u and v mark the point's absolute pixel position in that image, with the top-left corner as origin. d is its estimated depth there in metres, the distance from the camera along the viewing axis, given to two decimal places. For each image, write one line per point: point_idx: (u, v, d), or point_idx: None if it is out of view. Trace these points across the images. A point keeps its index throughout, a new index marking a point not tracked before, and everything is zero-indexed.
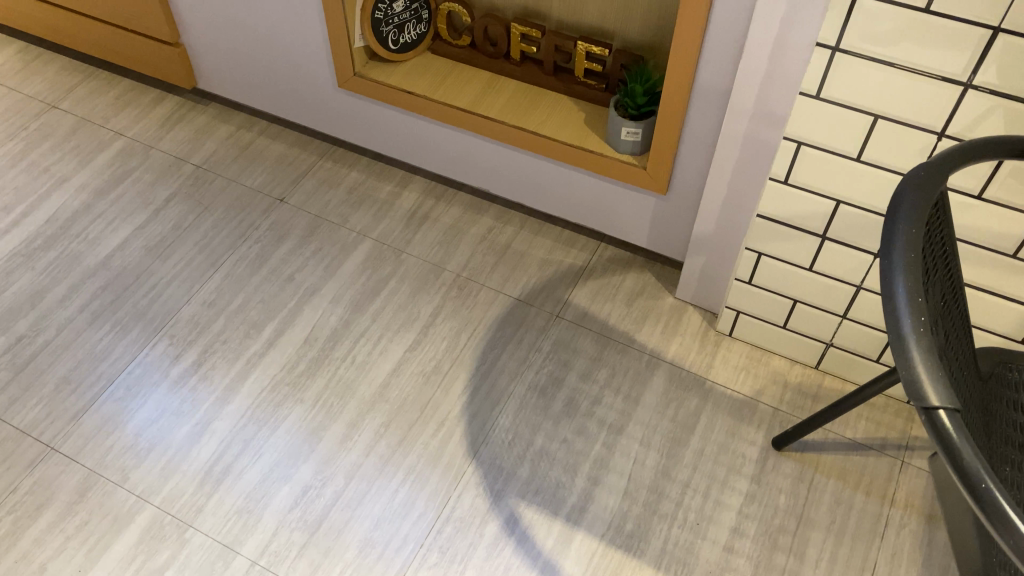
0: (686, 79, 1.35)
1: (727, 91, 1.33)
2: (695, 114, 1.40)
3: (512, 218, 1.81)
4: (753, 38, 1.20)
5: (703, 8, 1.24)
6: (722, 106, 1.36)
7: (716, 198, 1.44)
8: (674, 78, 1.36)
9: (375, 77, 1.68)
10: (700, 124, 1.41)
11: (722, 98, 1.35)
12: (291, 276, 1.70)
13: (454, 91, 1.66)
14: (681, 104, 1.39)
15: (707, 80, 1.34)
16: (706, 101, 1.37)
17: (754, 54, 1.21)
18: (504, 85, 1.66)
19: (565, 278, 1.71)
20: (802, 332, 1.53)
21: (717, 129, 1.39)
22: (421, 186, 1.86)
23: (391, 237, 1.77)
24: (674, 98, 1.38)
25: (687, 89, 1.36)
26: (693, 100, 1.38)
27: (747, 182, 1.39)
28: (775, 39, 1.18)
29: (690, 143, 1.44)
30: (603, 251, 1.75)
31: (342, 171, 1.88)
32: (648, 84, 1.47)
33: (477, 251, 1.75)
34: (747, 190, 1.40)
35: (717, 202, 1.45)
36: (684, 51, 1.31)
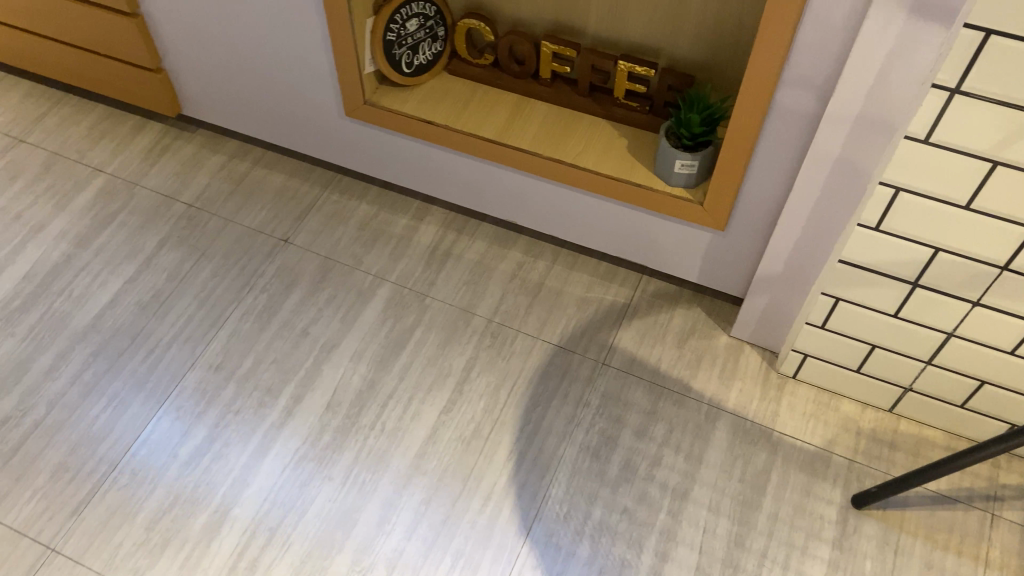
0: (762, 106, 1.19)
1: (809, 120, 1.18)
2: (767, 144, 1.25)
3: (543, 251, 1.65)
4: (852, 64, 1.05)
5: (788, 29, 1.09)
6: (801, 136, 1.21)
7: (787, 235, 1.30)
8: (747, 105, 1.21)
9: (389, 104, 1.50)
10: (772, 155, 1.26)
11: (803, 127, 1.20)
12: (304, 329, 1.54)
13: (481, 116, 1.48)
14: (754, 133, 1.24)
15: (783, 107, 1.19)
16: (781, 131, 1.22)
17: (852, 82, 1.07)
18: (535, 109, 1.49)
19: (608, 318, 1.56)
20: (877, 377, 1.39)
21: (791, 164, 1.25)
22: (440, 218, 1.69)
23: (412, 279, 1.60)
24: (745, 126, 1.23)
25: (760, 117, 1.21)
26: (766, 133, 1.23)
27: (828, 220, 1.25)
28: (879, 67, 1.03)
29: (758, 178, 1.30)
30: (646, 285, 1.61)
31: (351, 204, 1.70)
32: (706, 112, 1.31)
33: (508, 291, 1.59)
34: (826, 228, 1.26)
35: (788, 240, 1.31)
36: (762, 74, 1.16)
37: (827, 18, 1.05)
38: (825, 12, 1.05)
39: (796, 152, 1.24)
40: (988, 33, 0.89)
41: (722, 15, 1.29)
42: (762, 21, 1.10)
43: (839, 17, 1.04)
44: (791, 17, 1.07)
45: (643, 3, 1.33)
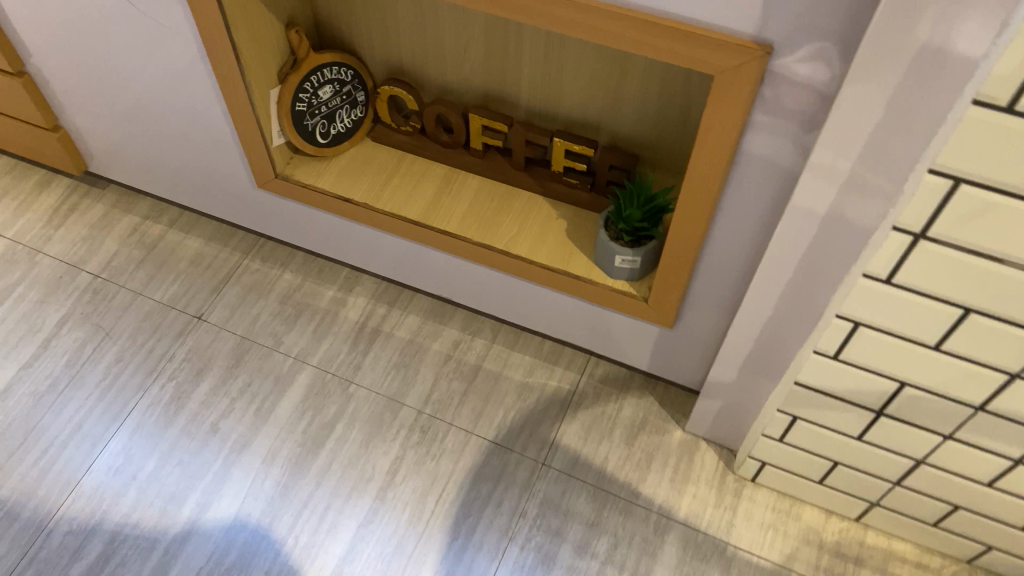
0: (702, 223, 1.04)
1: (758, 238, 1.03)
2: (713, 255, 1.10)
3: (481, 328, 1.50)
4: (794, 205, 0.89)
5: (725, 153, 0.93)
6: (751, 252, 1.06)
7: (740, 347, 1.15)
8: (686, 221, 1.05)
9: (304, 180, 1.35)
10: (719, 265, 1.11)
11: (752, 244, 1.04)
12: (215, 424, 1.40)
13: (406, 194, 1.33)
14: (696, 246, 1.08)
15: (726, 223, 1.03)
16: (726, 245, 1.07)
17: (798, 221, 0.91)
18: (466, 184, 1.34)
19: (550, 409, 1.41)
20: (842, 490, 1.26)
21: (741, 271, 1.09)
22: (371, 288, 1.54)
23: (336, 363, 1.45)
24: (686, 240, 1.07)
25: (701, 233, 1.05)
26: (710, 241, 1.07)
27: (782, 341, 1.10)
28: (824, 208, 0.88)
29: (706, 280, 1.14)
30: (594, 368, 1.46)
31: (273, 273, 1.55)
32: (649, 206, 1.15)
33: (442, 376, 1.44)
34: (781, 347, 1.11)
35: (743, 351, 1.16)
36: (698, 195, 1.00)
37: (769, 142, 0.89)
38: (765, 138, 0.89)
39: (746, 265, 1.08)
40: (957, 181, 0.74)
41: (665, 96, 1.13)
42: (695, 143, 0.94)
43: (780, 142, 0.89)
44: (728, 140, 0.91)
45: (578, 78, 1.17)
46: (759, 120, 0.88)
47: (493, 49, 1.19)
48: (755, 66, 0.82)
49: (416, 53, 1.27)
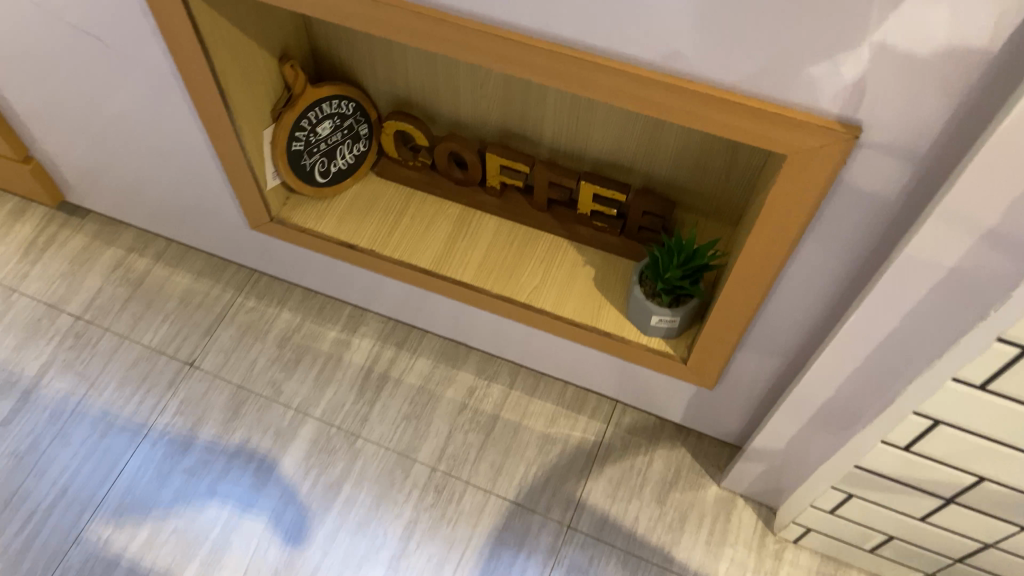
0: (758, 295, 0.92)
1: (824, 310, 0.91)
2: (767, 323, 0.98)
3: (497, 372, 1.39)
4: (874, 295, 0.78)
5: (794, 231, 0.81)
6: (813, 322, 0.94)
7: (791, 417, 1.05)
8: (739, 292, 0.93)
9: (303, 223, 1.22)
10: (772, 331, 0.99)
11: (816, 315, 0.93)
12: (211, 486, 1.29)
13: (416, 239, 1.20)
14: (748, 315, 0.97)
15: (785, 294, 0.92)
16: (782, 314, 0.95)
17: (878, 311, 0.79)
18: (483, 226, 1.21)
19: (575, 463, 1.31)
20: (895, 560, 1.16)
21: (797, 339, 0.98)
22: (377, 328, 1.43)
23: (341, 415, 1.35)
24: (737, 308, 0.96)
25: (754, 304, 0.94)
26: (764, 310, 0.96)
27: (841, 418, 0.99)
28: (910, 304, 0.76)
29: (756, 345, 1.03)
30: (620, 416, 1.36)
31: (270, 312, 1.44)
32: (689, 265, 1.03)
33: (457, 427, 1.34)
34: (839, 422, 1.00)
35: (794, 421, 1.05)
36: (755, 269, 0.88)
37: (847, 221, 0.78)
38: (843, 217, 0.77)
39: (805, 333, 0.97)
40: None
41: (709, 142, 1.01)
42: (757, 218, 0.82)
43: (859, 222, 0.77)
44: (798, 218, 0.79)
45: (610, 120, 1.04)
46: (835, 200, 0.76)
47: (514, 85, 1.06)
48: (839, 149, 0.70)
49: (425, 86, 1.13)
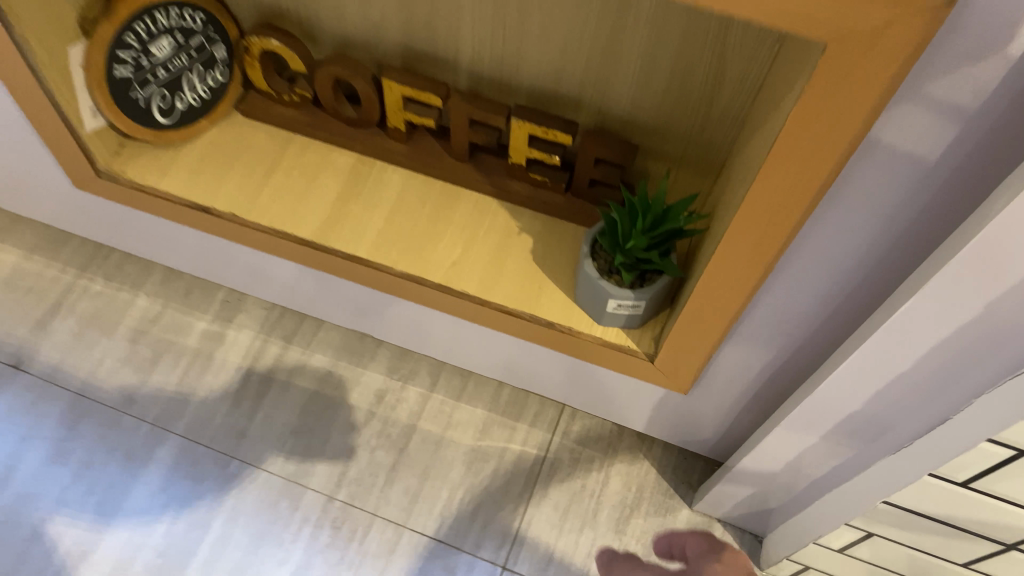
0: (760, 273, 0.64)
1: (850, 291, 0.64)
2: (769, 306, 0.71)
3: (413, 370, 1.10)
4: (946, 276, 0.50)
5: (821, 175, 0.53)
6: (833, 306, 0.67)
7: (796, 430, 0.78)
8: (730, 268, 0.66)
9: (141, 180, 0.91)
10: (775, 317, 0.72)
11: (838, 298, 0.66)
12: (36, 529, 0.98)
13: (295, 200, 0.90)
14: (742, 300, 0.69)
15: (799, 269, 0.64)
16: (790, 298, 0.68)
17: (949, 294, 0.52)
18: (385, 182, 0.91)
19: (511, 486, 1.03)
20: None
21: (807, 330, 0.72)
22: (260, 316, 1.12)
23: (211, 430, 1.05)
24: (727, 290, 0.68)
25: (753, 286, 0.67)
26: (765, 292, 0.69)
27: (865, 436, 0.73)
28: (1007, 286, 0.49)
29: (749, 336, 0.76)
30: (567, 423, 1.08)
31: (121, 298, 1.12)
32: (660, 230, 0.75)
33: (361, 443, 1.05)
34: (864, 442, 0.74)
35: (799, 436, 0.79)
36: (757, 235, 0.60)
37: (903, 157, 0.50)
38: (904, 155, 0.50)
39: (819, 321, 0.70)
40: None
41: (684, 59, 0.72)
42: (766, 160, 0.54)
43: (922, 158, 0.50)
44: (831, 153, 0.51)
45: (547, 31, 0.75)
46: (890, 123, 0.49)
47: None
48: (916, 34, 0.42)
49: None
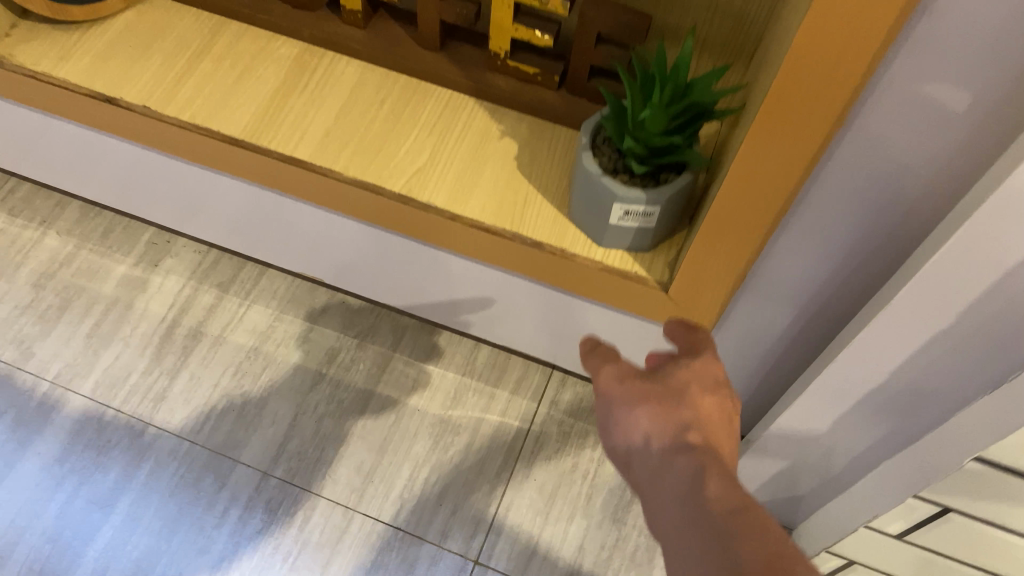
0: (818, 143, 0.46)
1: (916, 179, 0.49)
2: (807, 209, 0.55)
3: (374, 326, 0.92)
4: None
5: None
6: (887, 207, 0.52)
7: (835, 389, 0.59)
8: (775, 140, 0.48)
9: (34, 65, 0.73)
10: (812, 227, 0.56)
11: (930, 169, 0.47)
12: None
13: (223, 94, 0.73)
14: (787, 192, 0.51)
15: (852, 145, 0.48)
16: (862, 173, 0.50)
17: None
18: (337, 75, 0.75)
19: (487, 464, 0.85)
20: None
21: (881, 224, 0.53)
22: (192, 260, 0.95)
23: (123, 391, 0.86)
24: (769, 174, 0.50)
25: (805, 167, 0.49)
26: (826, 165, 0.50)
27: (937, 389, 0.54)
28: None
29: (801, 240, 0.58)
30: (556, 391, 0.90)
31: (27, 236, 0.94)
32: (680, 102, 0.57)
33: (306, 409, 0.86)
34: (925, 401, 0.55)
35: (838, 396, 0.60)
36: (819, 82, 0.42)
37: None
38: None
39: (871, 229, 0.54)
40: None
41: None
42: None
43: None
44: None
45: None
46: None
47: None
48: None
49: None
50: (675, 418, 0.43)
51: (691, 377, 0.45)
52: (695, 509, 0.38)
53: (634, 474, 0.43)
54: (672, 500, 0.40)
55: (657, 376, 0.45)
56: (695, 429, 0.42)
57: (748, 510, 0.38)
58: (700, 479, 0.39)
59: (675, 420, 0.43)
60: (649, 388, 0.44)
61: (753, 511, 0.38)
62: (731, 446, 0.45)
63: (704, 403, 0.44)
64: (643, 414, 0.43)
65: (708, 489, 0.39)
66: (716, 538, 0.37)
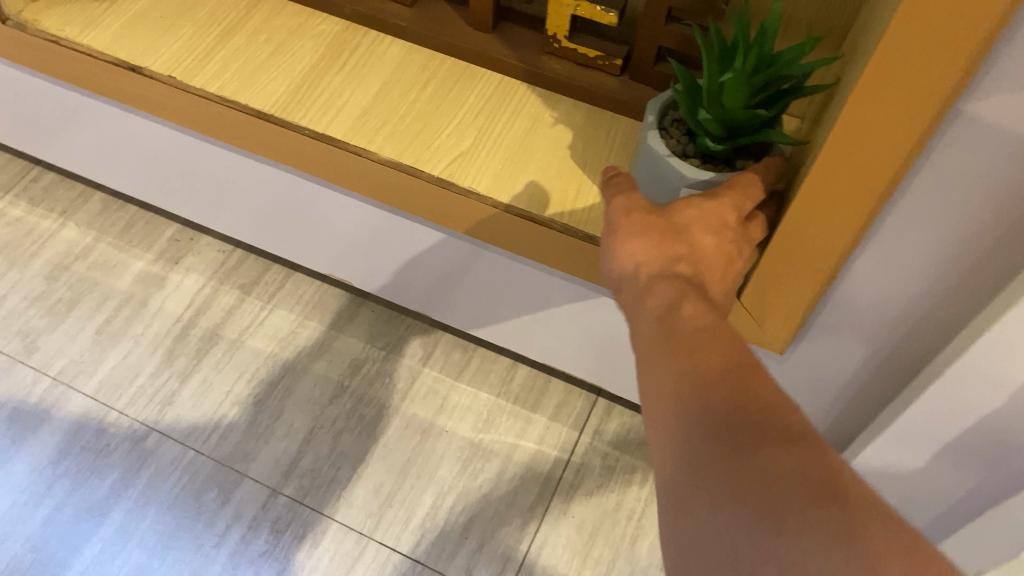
0: (943, 98, 0.37)
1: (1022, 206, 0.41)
2: (881, 242, 0.48)
3: (403, 339, 0.85)
4: None
5: None
6: (984, 240, 0.44)
7: (937, 419, 0.49)
8: (886, 99, 0.38)
9: (57, 31, 0.68)
10: (887, 265, 0.49)
11: None
12: None
13: (254, 68, 0.67)
14: (897, 170, 0.42)
15: (948, 158, 0.41)
16: (972, 167, 0.41)
17: None
18: (379, 55, 0.69)
19: (520, 496, 0.76)
20: None
21: (984, 240, 0.44)
22: (214, 259, 0.89)
23: (128, 391, 0.79)
24: (874, 147, 0.41)
25: (929, 126, 0.39)
26: (930, 154, 0.41)
27: None
28: None
29: (882, 256, 0.48)
30: (598, 421, 0.81)
31: (45, 227, 0.90)
32: (762, 73, 0.47)
33: (323, 423, 0.79)
34: None
35: (939, 429, 0.50)
36: (957, 6, 0.33)
37: None
38: None
39: (970, 246, 0.45)
40: None
41: None
42: None
43: None
44: None
45: None
46: None
47: None
48: None
49: None
50: (667, 251, 0.43)
51: (698, 218, 0.44)
52: (668, 327, 0.39)
53: (623, 294, 0.44)
54: (647, 316, 0.41)
55: (665, 212, 0.45)
56: (686, 264, 0.43)
57: (716, 334, 0.38)
58: (678, 302, 0.40)
59: (669, 251, 0.43)
60: (651, 221, 0.44)
61: (721, 332, 0.38)
62: (726, 277, 0.46)
63: (703, 243, 0.44)
64: (639, 245, 0.44)
65: (685, 312, 0.39)
66: (681, 346, 0.37)
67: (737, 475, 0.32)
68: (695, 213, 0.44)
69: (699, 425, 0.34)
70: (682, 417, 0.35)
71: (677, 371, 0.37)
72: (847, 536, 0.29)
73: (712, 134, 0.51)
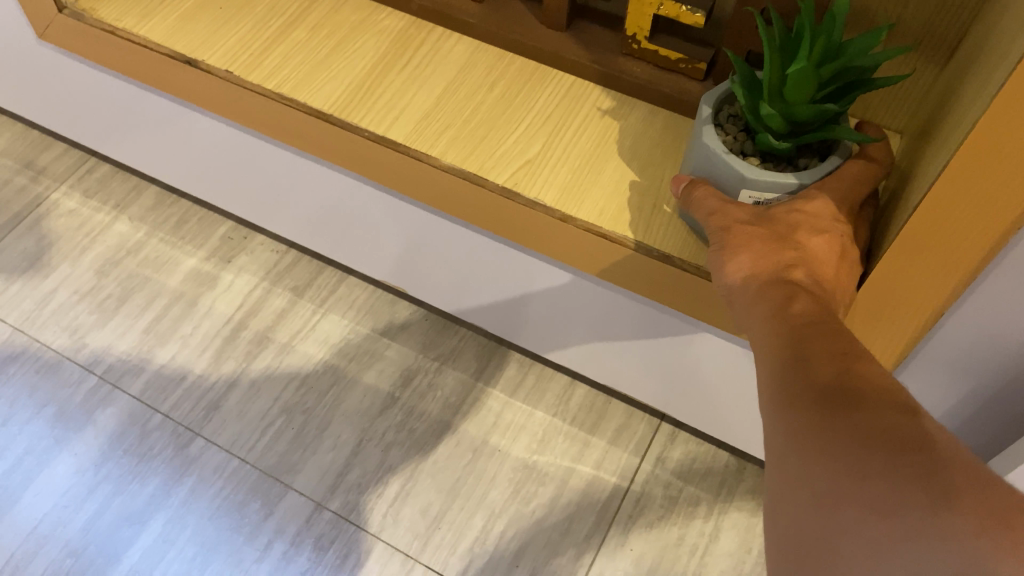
0: None
1: None
2: (990, 294, 0.42)
3: (456, 351, 0.81)
4: None
5: None
6: None
7: None
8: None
9: (114, 21, 0.66)
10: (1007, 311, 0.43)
11: None
12: None
13: (314, 64, 0.64)
14: None
15: None
16: None
17: None
18: (444, 54, 0.65)
19: (575, 524, 0.71)
20: None
21: None
22: (266, 258, 0.86)
23: (175, 393, 0.77)
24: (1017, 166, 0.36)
25: None
26: None
27: None
28: None
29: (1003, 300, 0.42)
30: (660, 447, 0.76)
31: (99, 220, 0.88)
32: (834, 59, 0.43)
33: (371, 437, 0.75)
34: None
35: None
36: None
37: None
38: None
39: None
40: None
41: None
42: None
43: None
44: None
45: None
46: None
47: None
48: None
49: None
50: (777, 258, 0.44)
51: (801, 221, 0.44)
52: (779, 320, 0.41)
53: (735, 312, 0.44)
54: (756, 319, 0.42)
55: (766, 220, 0.45)
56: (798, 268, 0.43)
57: (826, 323, 0.40)
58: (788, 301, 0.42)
59: (776, 259, 0.44)
60: (753, 235, 0.45)
61: (829, 323, 0.40)
62: (844, 279, 0.45)
63: (811, 245, 0.44)
64: (743, 259, 0.44)
65: (795, 308, 0.41)
66: (786, 330, 0.40)
67: (831, 428, 0.34)
68: (797, 216, 0.45)
69: (802, 389, 0.37)
70: (783, 386, 0.38)
71: (783, 354, 0.39)
72: (929, 476, 0.30)
73: (774, 130, 0.46)
